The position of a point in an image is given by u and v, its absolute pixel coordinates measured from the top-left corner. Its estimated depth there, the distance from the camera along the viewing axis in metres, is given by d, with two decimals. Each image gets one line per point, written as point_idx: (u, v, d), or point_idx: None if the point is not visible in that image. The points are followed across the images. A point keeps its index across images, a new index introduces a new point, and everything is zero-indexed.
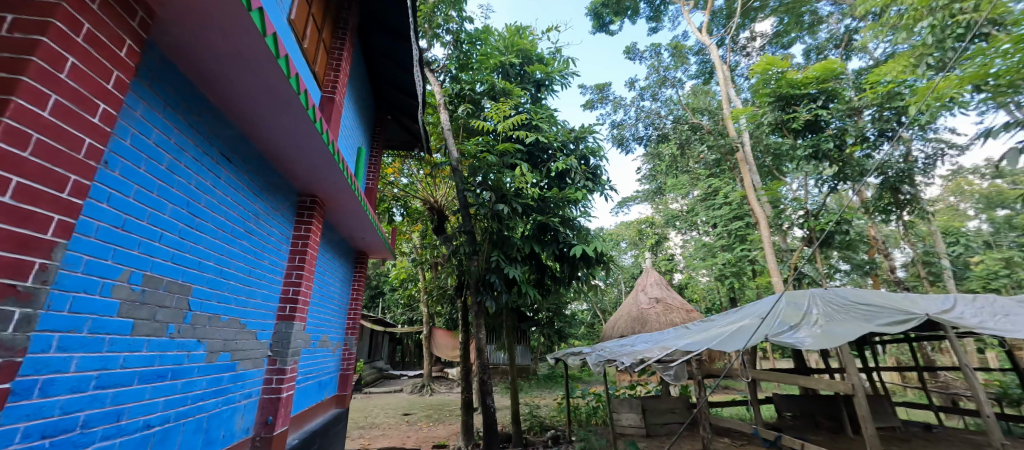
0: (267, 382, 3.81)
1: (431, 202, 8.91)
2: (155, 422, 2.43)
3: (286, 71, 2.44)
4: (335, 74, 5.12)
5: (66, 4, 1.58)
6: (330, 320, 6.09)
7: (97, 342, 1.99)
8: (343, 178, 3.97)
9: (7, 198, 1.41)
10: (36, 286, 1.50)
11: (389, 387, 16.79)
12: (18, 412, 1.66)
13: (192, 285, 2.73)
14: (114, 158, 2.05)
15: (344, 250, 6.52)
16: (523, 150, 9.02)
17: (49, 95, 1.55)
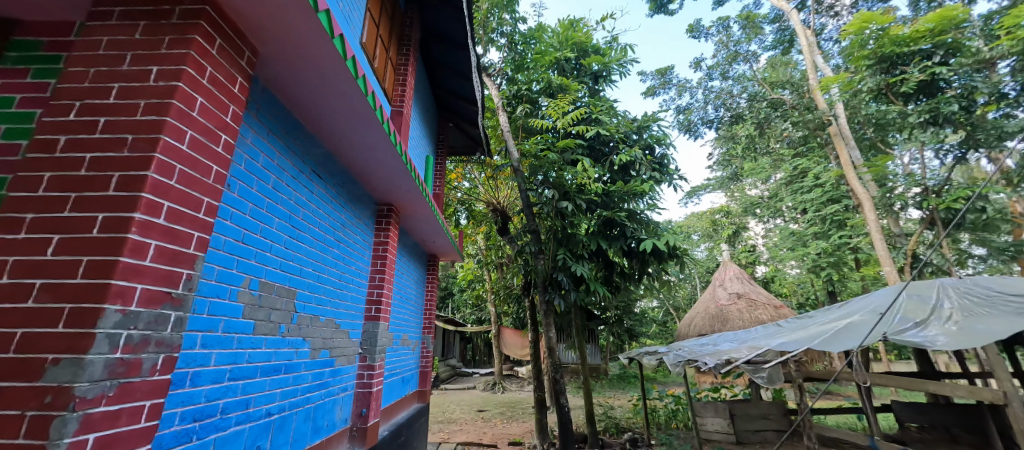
0: (359, 377, 4.13)
1: (493, 204, 8.96)
2: (275, 411, 2.72)
3: (364, 89, 2.62)
4: (403, 89, 5.40)
5: (193, 52, 1.82)
6: (409, 320, 6.44)
7: (228, 340, 2.27)
8: (415, 186, 4.18)
9: (161, 219, 1.64)
10: (184, 294, 1.75)
11: (463, 385, 17.39)
12: (176, 399, 1.94)
13: (296, 289, 3.01)
14: (233, 181, 2.30)
15: (418, 254, 6.85)
16: (584, 145, 8.83)
17: (186, 131, 1.78)
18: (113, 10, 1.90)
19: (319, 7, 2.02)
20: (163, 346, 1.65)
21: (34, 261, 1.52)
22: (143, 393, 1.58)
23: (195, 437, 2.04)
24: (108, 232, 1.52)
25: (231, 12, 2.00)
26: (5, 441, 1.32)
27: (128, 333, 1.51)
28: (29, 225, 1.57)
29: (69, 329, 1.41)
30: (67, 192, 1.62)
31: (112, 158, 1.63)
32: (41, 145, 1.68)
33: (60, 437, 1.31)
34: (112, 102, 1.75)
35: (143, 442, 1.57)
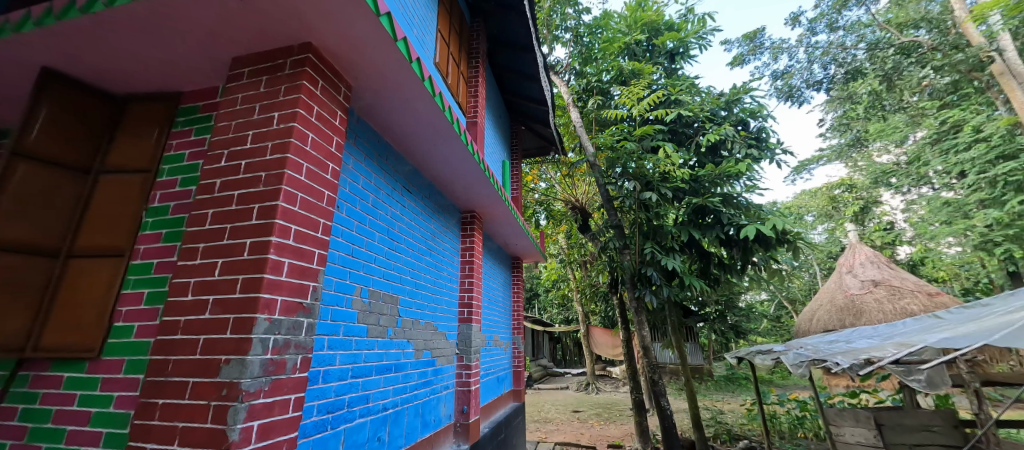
0: (458, 375, 4.27)
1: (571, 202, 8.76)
2: (390, 405, 2.89)
3: (441, 106, 2.68)
4: (475, 100, 5.52)
5: (302, 94, 1.96)
6: (499, 322, 6.54)
7: (348, 342, 2.43)
8: (494, 191, 4.22)
9: (290, 240, 1.80)
10: (312, 303, 1.90)
11: (556, 385, 17.31)
12: (313, 393, 2.11)
13: (398, 296, 3.17)
14: (340, 202, 2.46)
15: (502, 257, 6.95)
16: (665, 129, 8.22)
17: (303, 165, 1.93)
18: (241, 69, 2.15)
19: (398, 36, 2.09)
20: (301, 348, 1.81)
21: (205, 281, 1.75)
22: (290, 387, 1.74)
23: (329, 426, 2.21)
24: (254, 255, 1.70)
25: (326, 52, 2.14)
26: (196, 425, 1.52)
27: (275, 337, 1.67)
28: (202, 252, 1.81)
29: (234, 335, 1.59)
30: (223, 224, 1.83)
31: (252, 193, 1.82)
32: (205, 188, 1.94)
33: (234, 423, 1.48)
34: (248, 145, 1.94)
35: (291, 430, 1.74)
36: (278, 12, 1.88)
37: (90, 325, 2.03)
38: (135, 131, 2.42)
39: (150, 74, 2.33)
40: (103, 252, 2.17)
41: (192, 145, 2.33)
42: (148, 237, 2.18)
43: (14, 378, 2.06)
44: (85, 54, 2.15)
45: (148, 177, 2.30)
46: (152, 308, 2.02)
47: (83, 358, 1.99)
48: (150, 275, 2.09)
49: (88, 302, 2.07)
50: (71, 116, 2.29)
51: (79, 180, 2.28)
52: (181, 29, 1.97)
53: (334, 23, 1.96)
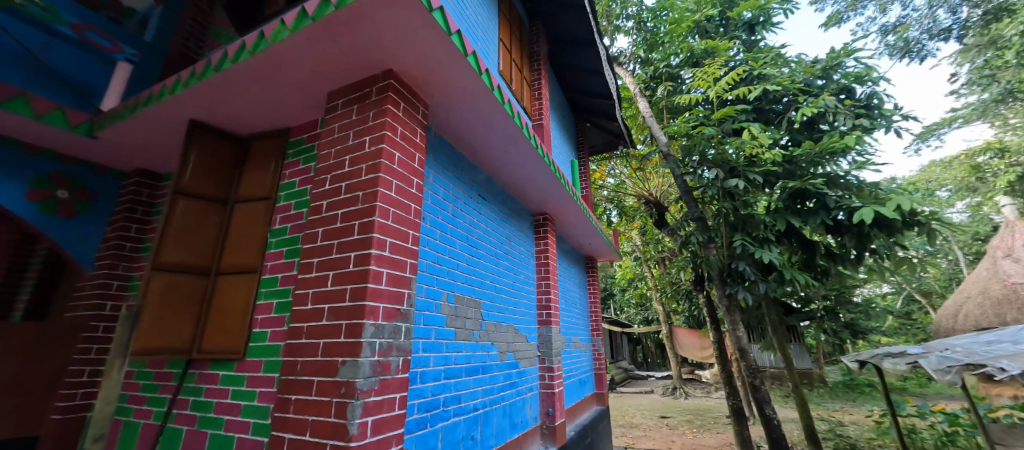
0: (541, 377, 4.29)
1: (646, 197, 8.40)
2: (480, 406, 2.99)
3: (510, 113, 2.73)
4: (539, 102, 5.55)
5: (388, 117, 2.11)
6: (577, 323, 6.44)
7: (439, 345, 2.56)
8: (566, 192, 4.18)
9: (387, 252, 1.95)
10: (408, 309, 2.04)
11: (640, 388, 16.57)
12: (413, 393, 2.25)
13: (480, 300, 3.26)
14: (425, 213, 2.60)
15: (576, 257, 6.84)
16: (750, 108, 7.48)
17: (393, 182, 2.08)
18: (336, 101, 2.39)
19: (467, 51, 2.18)
20: (402, 351, 1.95)
21: (321, 291, 1.96)
22: (395, 387, 1.88)
23: (428, 424, 2.34)
24: (359, 266, 1.87)
25: (404, 75, 2.29)
26: (323, 418, 1.71)
27: (380, 340, 1.82)
28: (317, 266, 2.04)
29: (347, 339, 1.76)
30: (331, 240, 2.04)
31: (352, 210, 2.00)
32: (315, 210, 2.18)
33: (353, 418, 1.63)
34: (347, 168, 2.14)
35: (399, 426, 1.88)
36: (363, 45, 2.06)
37: (236, 331, 2.42)
38: (258, 166, 2.88)
39: (263, 113, 2.70)
40: (242, 270, 2.59)
41: (301, 173, 2.66)
42: (274, 255, 2.55)
43: (187, 376, 2.52)
44: (217, 103, 2.56)
45: (270, 204, 2.71)
46: (280, 316, 2.33)
47: (233, 359, 2.37)
48: (277, 287, 2.43)
49: (234, 312, 2.48)
50: (211, 159, 2.78)
51: (220, 211, 2.76)
52: (286, 72, 2.25)
53: (411, 48, 2.10)
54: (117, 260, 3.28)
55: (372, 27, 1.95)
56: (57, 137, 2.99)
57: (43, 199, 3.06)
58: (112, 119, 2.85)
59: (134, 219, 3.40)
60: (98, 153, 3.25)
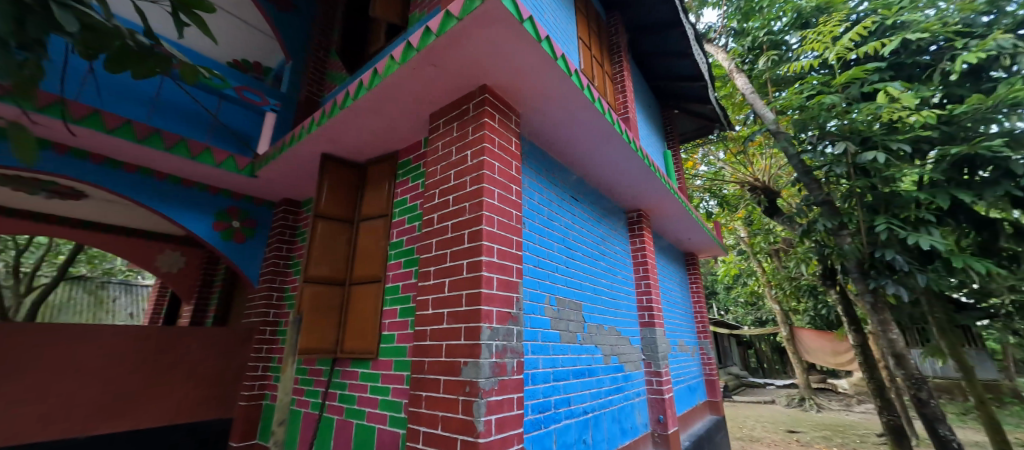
0: (648, 382, 4.08)
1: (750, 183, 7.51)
2: (589, 409, 2.95)
3: (601, 111, 2.69)
4: (624, 96, 5.34)
5: (487, 130, 2.24)
6: (682, 325, 6.01)
7: (546, 347, 2.59)
8: (662, 185, 3.95)
9: (495, 257, 2.06)
10: (518, 312, 2.14)
11: (758, 397, 14.78)
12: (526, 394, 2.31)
13: (582, 302, 3.23)
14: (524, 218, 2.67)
15: (676, 254, 6.40)
16: (885, 65, 6.21)
17: (496, 191, 2.19)
18: (438, 121, 2.60)
19: (557, 54, 2.20)
20: (515, 353, 2.05)
21: (439, 297, 2.13)
22: (512, 388, 1.99)
23: (542, 425, 2.39)
24: (472, 272, 2.00)
25: (497, 88, 2.41)
26: (451, 414, 1.86)
27: (496, 342, 1.93)
28: (434, 273, 2.22)
29: (467, 341, 1.90)
30: (444, 249, 2.21)
31: (461, 220, 2.15)
32: (427, 222, 2.39)
33: (479, 416, 1.76)
34: (452, 182, 2.31)
35: (517, 425, 1.98)
36: (460, 66, 2.22)
37: (370, 334, 2.79)
38: (375, 187, 3.26)
39: (375, 139, 3.04)
40: (369, 279, 2.96)
41: (411, 190, 2.95)
42: (394, 265, 2.85)
43: (333, 372, 2.97)
44: (340, 135, 2.97)
45: (387, 220, 3.05)
46: (404, 320, 2.61)
47: (368, 358, 2.73)
48: (399, 294, 2.72)
49: (367, 316, 2.85)
50: (339, 185, 3.22)
51: (348, 229, 3.19)
52: (393, 99, 2.52)
53: (504, 61, 2.20)
54: (275, 278, 4.03)
55: (469, 48, 2.08)
56: (230, 178, 3.79)
57: (224, 228, 3.97)
58: (267, 160, 3.58)
59: (285, 243, 4.15)
60: (258, 188, 4.05)
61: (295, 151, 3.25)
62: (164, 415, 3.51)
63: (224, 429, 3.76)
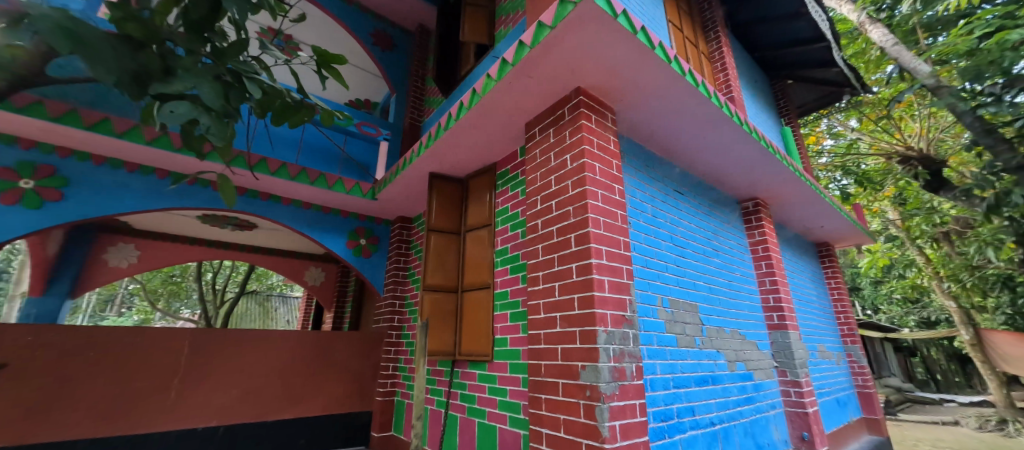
0: (785, 393, 3.58)
1: (892, 154, 6.13)
2: (717, 420, 2.71)
3: (707, 95, 2.48)
4: (725, 74, 4.66)
5: (585, 133, 2.25)
6: (822, 327, 5.17)
7: (663, 352, 2.46)
8: (785, 168, 3.46)
9: (604, 259, 2.04)
10: (632, 315, 2.09)
11: (932, 416, 11.98)
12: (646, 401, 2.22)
13: (698, 303, 2.97)
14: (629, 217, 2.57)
15: (807, 246, 5.54)
16: None
17: (599, 192, 2.18)
18: (534, 129, 2.68)
19: (654, 43, 2.10)
20: (633, 357, 2.01)
21: (550, 301, 2.18)
22: (634, 393, 1.95)
23: (666, 434, 2.27)
24: (582, 276, 2.01)
25: (592, 88, 2.40)
26: (573, 418, 1.87)
27: (612, 346, 1.91)
28: (543, 278, 2.28)
29: (583, 344, 1.91)
30: (551, 254, 2.26)
31: (566, 225, 2.18)
32: (532, 229, 2.46)
33: (602, 420, 1.75)
34: (554, 187, 2.35)
35: (642, 432, 1.93)
36: (554, 72, 2.26)
37: (483, 337, 2.96)
38: (477, 198, 3.46)
39: (476, 154, 3.24)
40: (478, 286, 3.15)
41: (512, 198, 3.06)
42: (501, 272, 2.99)
43: (454, 373, 3.23)
44: (445, 154, 3.22)
45: (491, 229, 3.21)
46: (515, 324, 2.72)
47: (483, 360, 2.91)
48: (508, 299, 2.84)
49: (479, 320, 3.03)
50: (446, 199, 3.49)
51: (456, 240, 3.43)
52: (492, 113, 2.67)
53: (597, 61, 2.18)
54: (396, 288, 4.53)
55: (562, 53, 2.11)
56: (355, 202, 4.36)
57: (354, 246, 4.58)
58: (385, 183, 4.05)
59: (403, 256, 4.65)
60: (378, 209, 4.59)
61: (408, 173, 3.62)
62: (322, 406, 4.15)
63: (366, 421, 4.30)
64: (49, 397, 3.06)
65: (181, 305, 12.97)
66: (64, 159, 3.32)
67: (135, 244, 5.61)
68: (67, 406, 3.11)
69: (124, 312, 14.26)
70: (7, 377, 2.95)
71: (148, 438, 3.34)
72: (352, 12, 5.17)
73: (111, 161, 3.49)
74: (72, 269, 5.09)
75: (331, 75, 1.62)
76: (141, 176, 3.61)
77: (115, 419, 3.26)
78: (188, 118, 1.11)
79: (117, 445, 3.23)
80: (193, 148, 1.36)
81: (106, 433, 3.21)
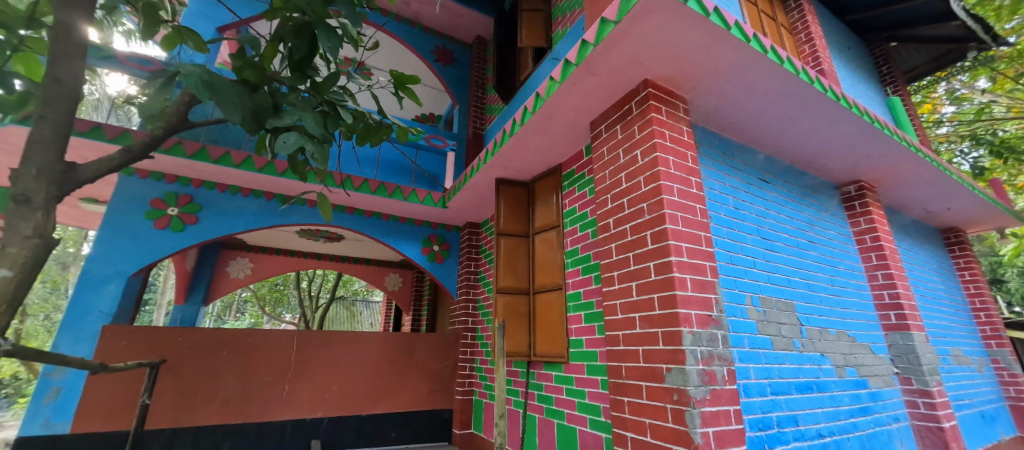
0: (911, 404, 3.10)
1: None
2: (826, 432, 2.43)
3: (794, 71, 2.25)
4: (812, 45, 4.12)
5: (655, 126, 2.17)
6: (956, 327, 4.39)
7: (757, 355, 2.26)
8: (896, 145, 3.01)
9: (685, 256, 1.95)
10: (719, 315, 1.97)
11: None
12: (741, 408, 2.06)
13: (794, 301, 2.69)
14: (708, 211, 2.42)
15: (929, 232, 4.75)
16: None
17: (675, 187, 2.09)
18: (600, 127, 2.63)
19: (730, 23, 1.96)
20: (723, 360, 1.89)
21: (628, 302, 2.12)
22: (726, 399, 1.83)
23: (766, 445, 2.09)
24: (661, 275, 1.93)
25: (660, 79, 2.31)
26: (661, 423, 1.80)
27: (700, 348, 1.81)
28: (618, 278, 2.22)
29: (667, 346, 1.83)
30: (626, 253, 2.20)
31: (641, 222, 2.11)
32: (603, 228, 2.42)
33: (694, 427, 1.66)
34: (625, 184, 2.30)
35: (738, 441, 1.80)
36: (620, 67, 2.22)
37: (558, 339, 2.96)
38: (543, 200, 3.48)
39: (541, 156, 3.27)
40: (550, 287, 3.15)
41: (579, 198, 3.04)
42: (573, 273, 2.97)
43: (530, 374, 3.27)
44: (511, 159, 3.29)
45: (559, 230, 3.20)
46: (590, 325, 2.69)
47: (560, 362, 2.90)
48: (582, 300, 2.81)
49: (553, 322, 3.04)
50: (513, 203, 3.56)
51: (526, 242, 3.47)
52: (556, 115, 2.68)
53: (667, 49, 2.09)
54: (469, 291, 4.70)
55: (628, 46, 2.06)
56: (428, 211, 4.61)
57: (429, 252, 4.84)
58: (454, 191, 4.23)
59: (473, 260, 4.79)
60: (448, 216, 4.80)
61: (475, 180, 3.75)
62: (408, 403, 4.43)
63: (448, 418, 4.52)
64: (195, 388, 3.65)
65: (283, 310, 14.64)
66: (198, 188, 3.94)
67: (249, 257, 6.49)
68: (208, 395, 3.68)
69: (241, 317, 16.40)
70: (166, 370, 3.57)
71: (269, 425, 3.83)
72: (416, 33, 5.53)
73: (231, 187, 4.08)
74: (203, 280, 6.00)
75: (406, 95, 1.73)
76: (253, 198, 4.16)
77: (243, 407, 3.78)
78: (298, 147, 1.27)
79: (246, 430, 3.74)
80: (299, 172, 1.54)
81: (237, 420, 3.74)
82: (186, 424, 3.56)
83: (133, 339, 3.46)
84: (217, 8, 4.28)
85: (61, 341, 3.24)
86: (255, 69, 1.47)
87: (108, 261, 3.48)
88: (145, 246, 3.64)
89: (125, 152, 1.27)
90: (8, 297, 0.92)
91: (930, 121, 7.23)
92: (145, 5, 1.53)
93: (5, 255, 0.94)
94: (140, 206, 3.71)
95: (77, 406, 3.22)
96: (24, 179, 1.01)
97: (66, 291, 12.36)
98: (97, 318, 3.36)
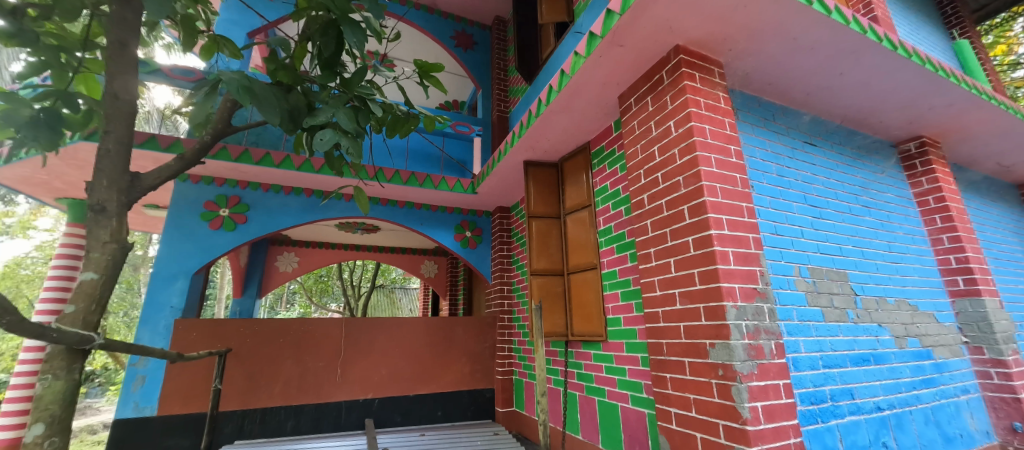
0: (983, 374, 2.89)
1: None
2: (885, 405, 2.32)
3: (844, 22, 2.06)
4: None
5: (688, 94, 2.08)
6: None
7: (806, 328, 2.17)
8: (963, 94, 2.72)
9: (726, 230, 1.89)
10: (765, 287, 1.90)
11: None
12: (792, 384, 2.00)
13: (846, 270, 2.53)
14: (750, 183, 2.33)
15: (1004, 189, 4.30)
16: None
17: (711, 157, 2.00)
18: (629, 100, 2.55)
19: None
20: (770, 333, 1.83)
21: (667, 277, 2.08)
22: (775, 373, 1.79)
23: (819, 419, 2.02)
24: (701, 249, 1.88)
25: (693, 46, 2.19)
26: (706, 398, 1.78)
27: (746, 323, 1.77)
28: (655, 254, 2.18)
29: (710, 321, 1.80)
30: (663, 228, 2.15)
31: (677, 196, 2.05)
32: (638, 204, 2.36)
33: (741, 401, 1.64)
34: (659, 158, 2.23)
35: (789, 415, 1.76)
36: (648, 35, 2.13)
37: (595, 318, 2.97)
38: (573, 180, 3.42)
39: (571, 135, 3.21)
40: (585, 267, 3.14)
41: (611, 176, 2.98)
42: (607, 252, 2.94)
43: (569, 353, 3.31)
44: (538, 140, 3.25)
45: (592, 209, 3.17)
46: (628, 303, 2.67)
47: (598, 340, 2.91)
48: (618, 279, 2.79)
49: (590, 301, 3.04)
50: (543, 185, 3.52)
51: (557, 224, 3.44)
52: (585, 91, 2.62)
53: (699, 12, 1.98)
54: (504, 274, 4.76)
55: (655, 12, 1.97)
56: (459, 198, 4.65)
57: (461, 239, 4.92)
58: (483, 177, 4.24)
59: (505, 244, 4.83)
60: (478, 202, 4.84)
61: (503, 164, 3.75)
62: (451, 384, 4.59)
63: (490, 397, 4.68)
64: (259, 373, 3.95)
65: (329, 299, 15.44)
66: (244, 189, 4.18)
67: (294, 252, 6.86)
68: (270, 380, 3.98)
69: (292, 307, 17.40)
70: (232, 357, 3.87)
71: (326, 406, 4.10)
72: (435, 20, 5.53)
73: (274, 186, 4.29)
74: (256, 275, 6.39)
75: (432, 84, 1.70)
76: (295, 196, 4.36)
77: (302, 390, 4.06)
78: (333, 143, 1.30)
79: (306, 410, 4.03)
80: (335, 168, 1.58)
81: (298, 401, 4.02)
82: (252, 405, 3.87)
83: (201, 330, 3.76)
84: (245, 13, 4.43)
85: (141, 335, 3.57)
86: (288, 70, 1.52)
87: (172, 263, 3.79)
88: (203, 246, 3.93)
89: (180, 159, 1.35)
90: (96, 297, 1.03)
91: (1004, 64, 6.52)
92: (183, 17, 1.60)
93: (91, 260, 1.05)
94: (195, 209, 3.98)
95: (160, 392, 3.58)
96: (98, 189, 1.10)
97: (139, 290, 13.48)
98: (169, 313, 3.68)
